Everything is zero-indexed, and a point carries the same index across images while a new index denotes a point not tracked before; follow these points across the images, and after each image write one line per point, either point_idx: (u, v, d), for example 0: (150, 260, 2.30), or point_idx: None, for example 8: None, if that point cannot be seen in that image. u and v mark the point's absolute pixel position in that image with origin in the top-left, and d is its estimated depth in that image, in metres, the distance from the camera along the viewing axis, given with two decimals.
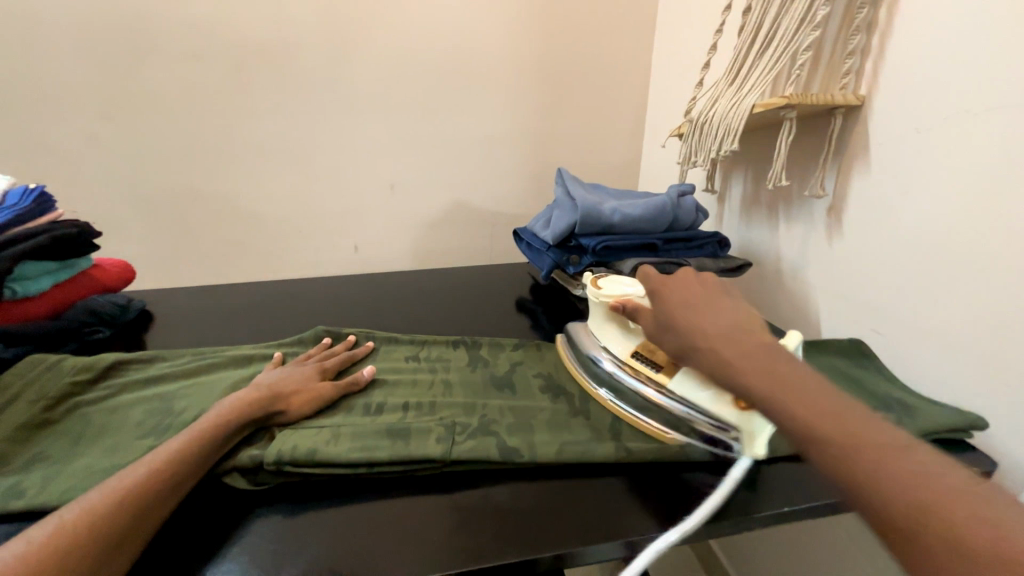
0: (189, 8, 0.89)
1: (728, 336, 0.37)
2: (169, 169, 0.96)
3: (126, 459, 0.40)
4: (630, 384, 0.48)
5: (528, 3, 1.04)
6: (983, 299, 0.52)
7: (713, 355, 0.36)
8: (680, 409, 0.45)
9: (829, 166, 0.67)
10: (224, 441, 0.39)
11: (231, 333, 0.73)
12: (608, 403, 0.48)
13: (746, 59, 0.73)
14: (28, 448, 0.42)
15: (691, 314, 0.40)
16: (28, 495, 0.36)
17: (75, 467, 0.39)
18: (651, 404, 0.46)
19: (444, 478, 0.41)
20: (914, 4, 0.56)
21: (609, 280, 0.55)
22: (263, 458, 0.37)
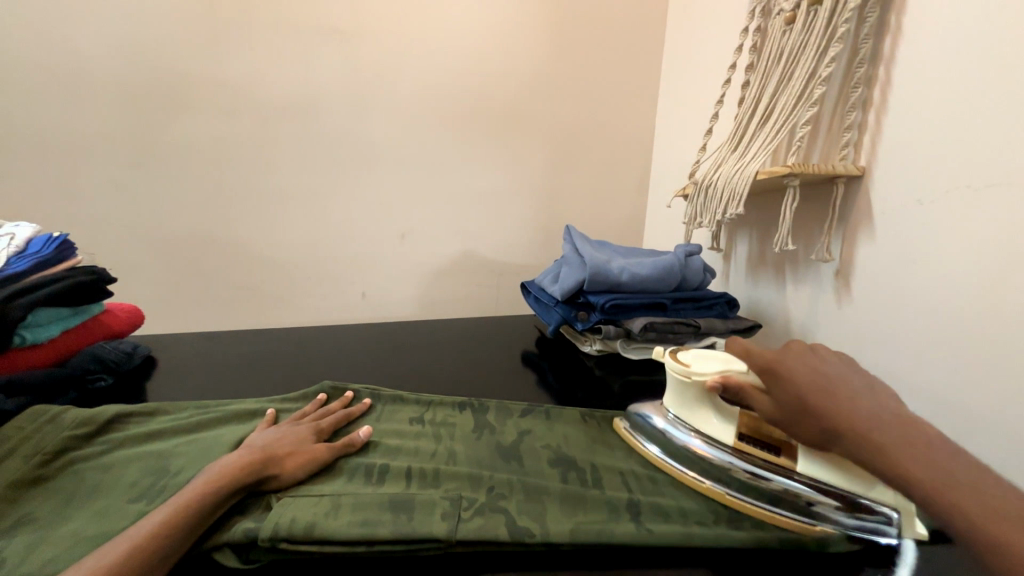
0: (224, 72, 0.97)
1: (883, 420, 0.34)
2: (189, 217, 1.00)
3: (114, 526, 0.38)
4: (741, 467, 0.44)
5: (539, 72, 1.12)
6: (994, 372, 0.50)
7: (862, 439, 0.34)
8: (811, 495, 0.41)
9: (834, 231, 0.68)
10: (213, 511, 0.37)
11: (233, 382, 0.72)
12: (724, 495, 0.44)
13: (747, 129, 0.76)
14: (14, 508, 0.40)
15: (828, 396, 0.37)
16: (6, 564, 0.34)
17: (59, 533, 0.37)
18: (775, 492, 0.42)
19: (447, 559, 0.38)
20: (905, 85, 0.59)
21: (691, 354, 0.52)
22: (260, 531, 0.35)
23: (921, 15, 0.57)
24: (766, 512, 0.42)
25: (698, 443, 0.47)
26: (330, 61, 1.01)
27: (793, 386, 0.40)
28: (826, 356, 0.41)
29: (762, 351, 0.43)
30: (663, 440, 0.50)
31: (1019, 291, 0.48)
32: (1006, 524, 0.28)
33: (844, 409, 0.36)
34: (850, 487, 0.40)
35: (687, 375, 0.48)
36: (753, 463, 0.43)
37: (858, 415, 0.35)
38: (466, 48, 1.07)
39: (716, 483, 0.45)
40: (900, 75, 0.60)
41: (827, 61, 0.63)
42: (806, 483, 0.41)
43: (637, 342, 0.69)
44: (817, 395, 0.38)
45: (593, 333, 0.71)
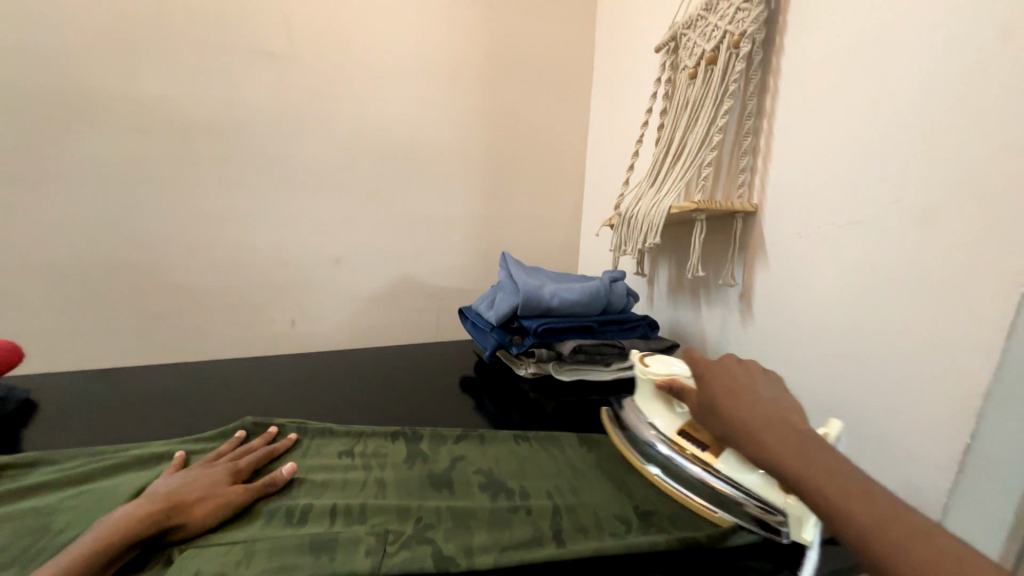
0: (137, 87, 0.90)
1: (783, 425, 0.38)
2: (87, 241, 0.90)
3: None
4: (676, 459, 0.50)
5: (476, 106, 1.17)
6: (865, 381, 0.59)
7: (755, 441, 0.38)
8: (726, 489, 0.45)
9: (737, 259, 0.77)
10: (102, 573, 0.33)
11: (133, 424, 0.64)
12: (660, 481, 0.50)
13: (662, 168, 0.85)
14: None
15: (736, 403, 0.41)
16: None
17: None
18: (699, 481, 0.47)
19: None
20: (784, 136, 0.70)
21: (656, 357, 0.58)
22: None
23: (793, 81, 0.68)
24: (687, 497, 0.47)
25: (656, 440, 0.53)
26: (259, 83, 0.98)
27: (712, 394, 0.44)
28: (747, 371, 0.46)
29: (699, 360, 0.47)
30: (636, 440, 0.56)
31: (876, 313, 0.58)
32: (845, 499, 0.31)
33: (753, 414, 0.40)
34: (759, 485, 0.43)
35: (644, 375, 0.55)
36: (683, 456, 0.49)
37: (763, 417, 0.39)
38: (403, 79, 1.10)
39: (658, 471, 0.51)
40: (780, 127, 0.70)
41: (722, 113, 0.73)
42: (721, 477, 0.46)
43: (569, 364, 0.73)
44: (733, 400, 0.42)
45: (527, 356, 0.73)
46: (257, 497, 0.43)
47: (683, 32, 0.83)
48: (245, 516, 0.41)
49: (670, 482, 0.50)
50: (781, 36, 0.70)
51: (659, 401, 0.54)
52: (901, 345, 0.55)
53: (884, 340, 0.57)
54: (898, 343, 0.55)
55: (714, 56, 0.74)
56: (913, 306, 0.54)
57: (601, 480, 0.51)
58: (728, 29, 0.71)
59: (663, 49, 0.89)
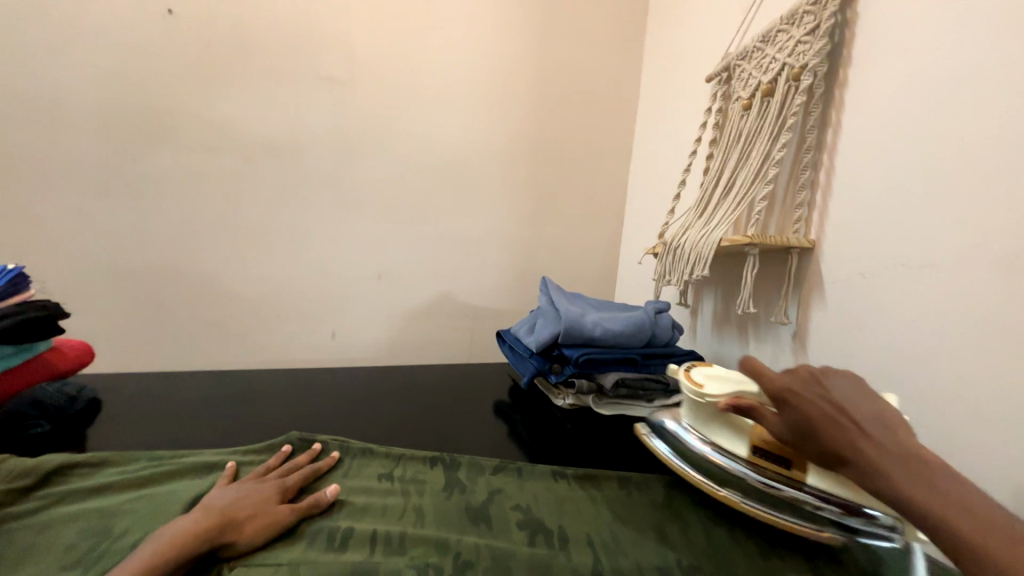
0: (211, 111, 0.98)
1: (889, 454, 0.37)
2: (157, 249, 0.97)
3: None
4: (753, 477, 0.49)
5: (521, 130, 1.19)
6: (938, 440, 0.54)
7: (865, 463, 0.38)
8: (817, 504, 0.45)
9: (791, 297, 0.73)
10: None
11: (186, 427, 0.67)
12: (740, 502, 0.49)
13: (712, 198, 0.83)
14: None
15: (833, 426, 0.41)
16: None
17: None
18: (784, 498, 0.47)
19: None
20: (847, 171, 0.67)
21: (706, 372, 0.56)
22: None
23: (857, 115, 0.66)
24: (774, 516, 0.47)
25: (717, 454, 0.52)
26: (319, 107, 1.04)
27: (802, 418, 0.43)
28: (833, 381, 0.44)
29: (776, 377, 0.45)
30: (689, 457, 0.54)
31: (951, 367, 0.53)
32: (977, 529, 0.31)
33: (854, 442, 0.39)
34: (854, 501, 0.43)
35: (698, 393, 0.54)
36: (763, 473, 0.48)
37: (863, 443, 0.39)
38: (452, 104, 1.13)
39: (733, 492, 0.50)
40: (843, 162, 0.67)
41: (780, 146, 0.71)
42: (813, 495, 0.45)
43: (609, 397, 0.70)
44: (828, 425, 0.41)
45: (566, 386, 0.72)
46: (300, 518, 0.44)
47: (737, 63, 0.82)
48: (292, 537, 0.42)
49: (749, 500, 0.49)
50: (845, 70, 0.68)
51: (717, 417, 0.53)
52: (982, 405, 0.50)
53: (960, 397, 0.52)
54: (978, 401, 0.51)
55: (771, 88, 0.72)
56: (995, 363, 0.49)
57: (644, 526, 0.48)
58: (787, 61, 0.70)
59: (715, 79, 0.88)
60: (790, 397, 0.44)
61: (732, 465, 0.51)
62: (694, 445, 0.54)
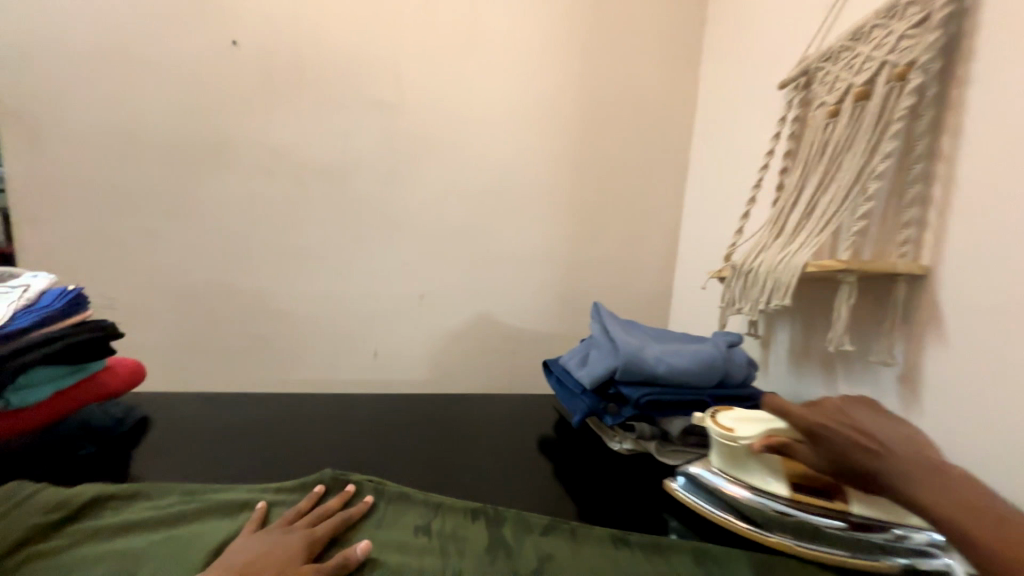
0: (268, 134, 1.00)
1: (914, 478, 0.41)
2: (212, 268, 0.99)
3: None
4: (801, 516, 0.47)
5: (570, 146, 1.14)
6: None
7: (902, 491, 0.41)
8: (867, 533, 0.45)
9: (896, 333, 0.62)
10: None
11: (225, 453, 0.66)
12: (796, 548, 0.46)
13: (790, 217, 0.73)
14: None
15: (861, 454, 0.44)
16: None
17: None
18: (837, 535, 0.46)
19: None
20: (970, 184, 0.55)
21: (729, 415, 0.55)
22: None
23: (983, 117, 0.55)
24: (834, 557, 0.45)
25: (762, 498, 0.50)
26: (369, 128, 1.04)
27: (837, 447, 0.45)
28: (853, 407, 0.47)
29: (800, 409, 0.48)
30: (729, 504, 0.51)
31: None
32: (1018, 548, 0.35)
33: (886, 466, 0.43)
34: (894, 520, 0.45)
35: (734, 438, 0.51)
36: (811, 510, 0.47)
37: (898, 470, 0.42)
38: (499, 121, 1.11)
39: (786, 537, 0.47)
40: (965, 174, 0.56)
41: (879, 156, 0.61)
42: (862, 523, 0.45)
43: (674, 445, 0.62)
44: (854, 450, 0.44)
45: (625, 429, 0.64)
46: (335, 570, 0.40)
47: (820, 65, 0.72)
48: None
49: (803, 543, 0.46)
50: (965, 64, 0.57)
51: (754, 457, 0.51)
52: None
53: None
54: None
55: (866, 90, 0.63)
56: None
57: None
58: (888, 59, 0.60)
59: (790, 85, 0.79)
60: (820, 428, 0.47)
61: (778, 506, 0.49)
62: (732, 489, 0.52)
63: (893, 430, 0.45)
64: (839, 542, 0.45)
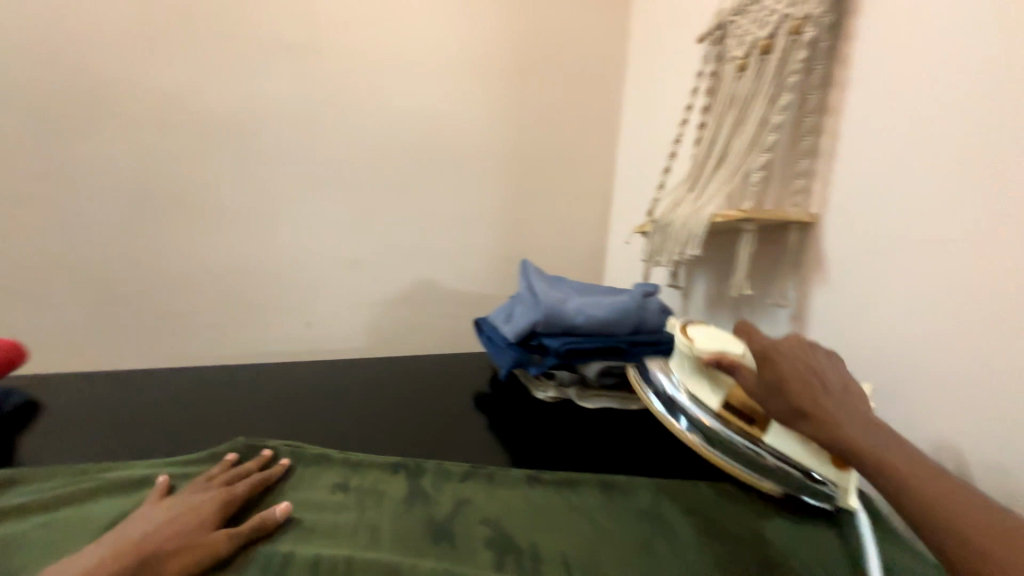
0: (157, 82, 0.88)
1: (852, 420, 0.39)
2: (104, 236, 0.89)
3: None
4: (722, 429, 0.50)
5: (502, 101, 1.11)
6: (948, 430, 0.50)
7: (841, 434, 0.39)
8: (770, 460, 0.48)
9: (790, 276, 0.68)
10: None
11: (129, 433, 0.61)
12: (700, 446, 0.50)
13: (704, 171, 0.76)
14: None
15: (804, 393, 0.42)
16: None
17: None
18: (744, 451, 0.49)
19: None
20: (852, 136, 0.60)
21: (702, 329, 0.54)
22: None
23: (864, 71, 0.59)
24: (728, 465, 0.49)
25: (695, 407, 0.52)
26: (278, 77, 0.95)
27: (780, 380, 0.44)
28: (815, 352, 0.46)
29: (763, 336, 0.48)
30: (665, 403, 0.54)
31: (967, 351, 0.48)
32: (942, 497, 0.33)
33: (827, 406, 0.41)
34: (802, 461, 0.47)
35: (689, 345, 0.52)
36: (733, 427, 0.49)
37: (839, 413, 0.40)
38: (426, 73, 1.05)
39: (699, 437, 0.50)
40: (849, 126, 0.61)
41: (778, 109, 0.64)
42: (770, 450, 0.48)
43: (594, 390, 0.67)
44: (795, 380, 0.43)
45: (547, 377, 0.67)
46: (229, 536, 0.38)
47: (732, 19, 0.74)
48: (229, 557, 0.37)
49: (708, 448, 0.50)
50: (853, 19, 0.60)
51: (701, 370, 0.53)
52: (999, 392, 0.46)
53: (974, 383, 0.48)
54: (996, 388, 0.46)
55: (769, 44, 0.65)
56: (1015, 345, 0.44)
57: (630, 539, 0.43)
58: (788, 13, 0.63)
59: (707, 39, 0.80)
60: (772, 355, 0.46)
61: (704, 416, 0.51)
62: (672, 394, 0.54)
63: (842, 379, 0.44)
64: (742, 457, 0.49)
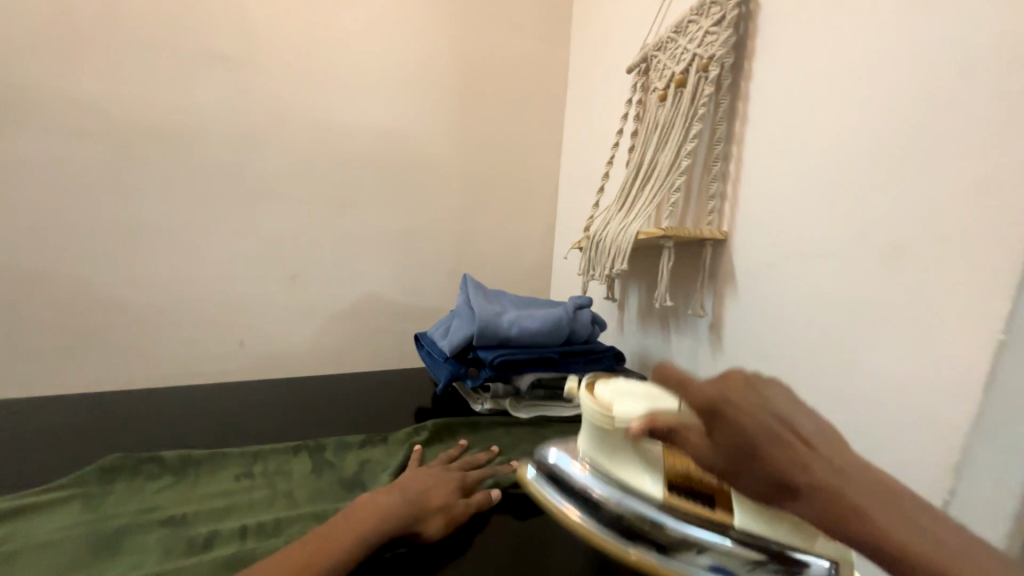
0: (73, 87, 0.83)
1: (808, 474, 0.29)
2: (3, 251, 0.81)
3: None
4: (669, 526, 0.39)
5: (447, 120, 1.13)
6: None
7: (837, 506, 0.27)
8: (753, 555, 0.36)
9: (706, 288, 0.73)
10: None
11: (18, 468, 0.55)
12: (656, 567, 0.38)
13: (631, 191, 0.81)
14: None
15: (778, 457, 0.29)
16: None
17: None
18: (708, 554, 0.37)
19: None
20: (753, 163, 0.67)
21: (612, 387, 0.48)
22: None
23: (761, 106, 0.66)
24: None
25: (630, 499, 0.42)
26: (212, 87, 0.92)
27: (742, 437, 0.30)
28: (767, 381, 0.33)
29: (696, 381, 0.33)
30: (592, 503, 0.43)
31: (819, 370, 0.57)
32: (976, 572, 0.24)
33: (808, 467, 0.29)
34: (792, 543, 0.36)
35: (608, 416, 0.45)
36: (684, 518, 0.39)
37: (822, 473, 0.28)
38: (370, 90, 1.05)
39: (648, 552, 0.39)
40: (751, 154, 0.68)
41: (691, 137, 0.70)
42: (740, 539, 0.37)
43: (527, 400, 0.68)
44: (772, 447, 0.30)
45: (483, 390, 0.68)
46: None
47: (653, 53, 0.81)
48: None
49: (668, 565, 0.37)
50: (750, 61, 0.68)
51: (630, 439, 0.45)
52: (863, 392, 0.53)
53: (832, 387, 0.56)
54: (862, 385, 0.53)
55: (683, 78, 0.72)
56: (867, 352, 0.53)
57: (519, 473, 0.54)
58: (697, 52, 0.70)
59: (634, 70, 0.87)
60: (722, 407, 0.31)
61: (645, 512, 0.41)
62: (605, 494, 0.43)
63: (807, 414, 0.31)
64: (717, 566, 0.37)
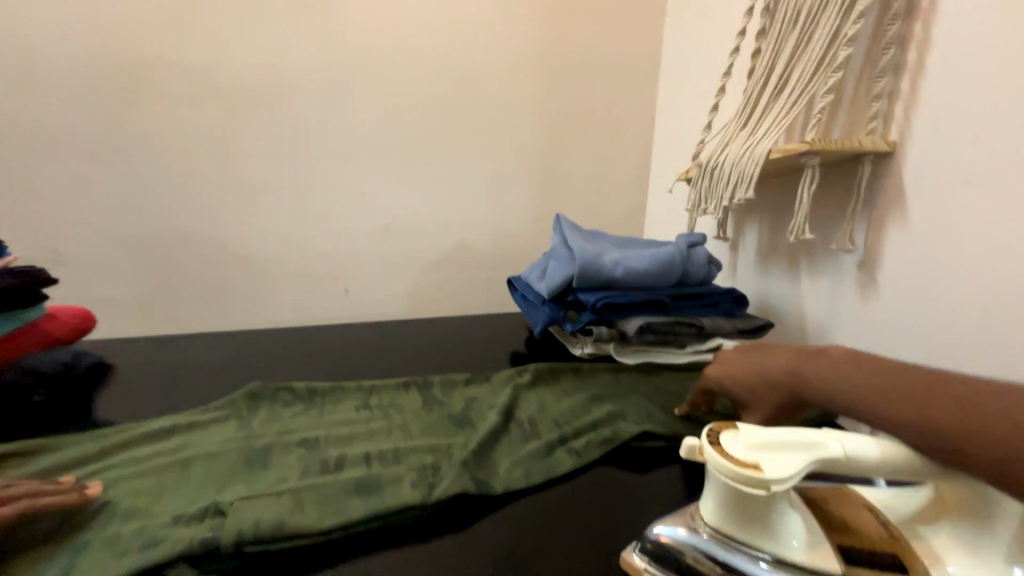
0: (188, 53, 0.88)
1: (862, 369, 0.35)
2: (151, 209, 0.91)
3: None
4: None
5: (532, 49, 1.04)
6: None
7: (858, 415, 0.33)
8: None
9: (858, 217, 0.60)
10: (169, 543, 0.33)
11: (183, 392, 0.64)
12: None
13: (759, 103, 0.67)
14: None
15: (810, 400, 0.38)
16: None
17: None
18: None
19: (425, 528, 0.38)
20: (947, 44, 0.51)
21: (751, 441, 0.29)
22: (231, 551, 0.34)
23: None
24: None
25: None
26: (302, 39, 0.93)
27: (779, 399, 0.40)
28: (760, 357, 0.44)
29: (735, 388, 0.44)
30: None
31: (973, 330, 0.49)
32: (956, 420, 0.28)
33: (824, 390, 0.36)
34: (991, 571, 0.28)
35: (763, 487, 0.27)
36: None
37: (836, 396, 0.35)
38: (451, 22, 0.99)
39: None
40: (943, 32, 0.51)
41: (853, 19, 0.55)
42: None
43: (632, 344, 0.62)
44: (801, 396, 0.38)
45: (583, 334, 0.64)
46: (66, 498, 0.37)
47: None
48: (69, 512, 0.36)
49: None
50: None
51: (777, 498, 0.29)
52: None
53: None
54: None
55: None
56: None
57: (632, 420, 0.50)
58: None
59: None
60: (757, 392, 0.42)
61: None
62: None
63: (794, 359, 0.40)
64: None
